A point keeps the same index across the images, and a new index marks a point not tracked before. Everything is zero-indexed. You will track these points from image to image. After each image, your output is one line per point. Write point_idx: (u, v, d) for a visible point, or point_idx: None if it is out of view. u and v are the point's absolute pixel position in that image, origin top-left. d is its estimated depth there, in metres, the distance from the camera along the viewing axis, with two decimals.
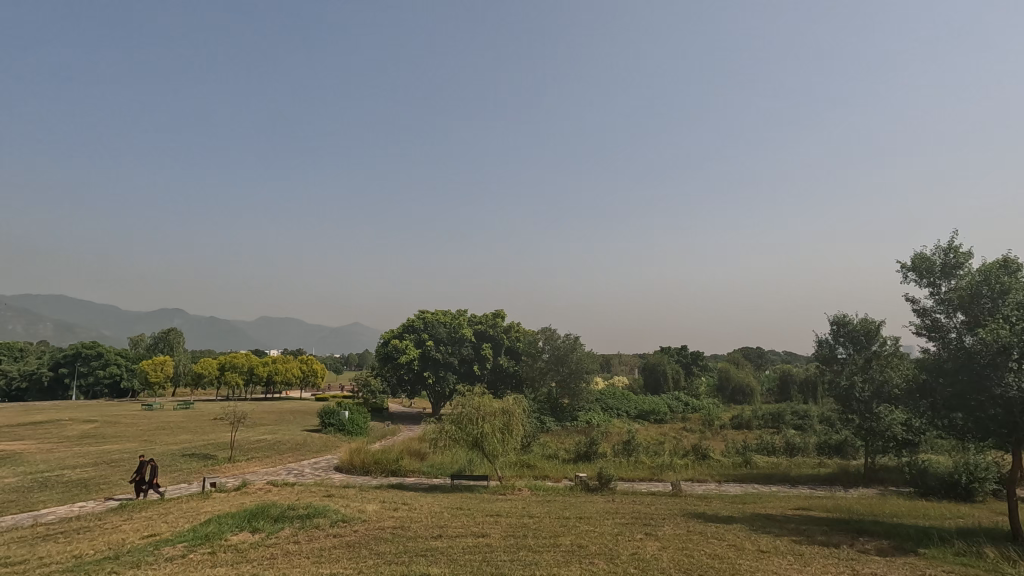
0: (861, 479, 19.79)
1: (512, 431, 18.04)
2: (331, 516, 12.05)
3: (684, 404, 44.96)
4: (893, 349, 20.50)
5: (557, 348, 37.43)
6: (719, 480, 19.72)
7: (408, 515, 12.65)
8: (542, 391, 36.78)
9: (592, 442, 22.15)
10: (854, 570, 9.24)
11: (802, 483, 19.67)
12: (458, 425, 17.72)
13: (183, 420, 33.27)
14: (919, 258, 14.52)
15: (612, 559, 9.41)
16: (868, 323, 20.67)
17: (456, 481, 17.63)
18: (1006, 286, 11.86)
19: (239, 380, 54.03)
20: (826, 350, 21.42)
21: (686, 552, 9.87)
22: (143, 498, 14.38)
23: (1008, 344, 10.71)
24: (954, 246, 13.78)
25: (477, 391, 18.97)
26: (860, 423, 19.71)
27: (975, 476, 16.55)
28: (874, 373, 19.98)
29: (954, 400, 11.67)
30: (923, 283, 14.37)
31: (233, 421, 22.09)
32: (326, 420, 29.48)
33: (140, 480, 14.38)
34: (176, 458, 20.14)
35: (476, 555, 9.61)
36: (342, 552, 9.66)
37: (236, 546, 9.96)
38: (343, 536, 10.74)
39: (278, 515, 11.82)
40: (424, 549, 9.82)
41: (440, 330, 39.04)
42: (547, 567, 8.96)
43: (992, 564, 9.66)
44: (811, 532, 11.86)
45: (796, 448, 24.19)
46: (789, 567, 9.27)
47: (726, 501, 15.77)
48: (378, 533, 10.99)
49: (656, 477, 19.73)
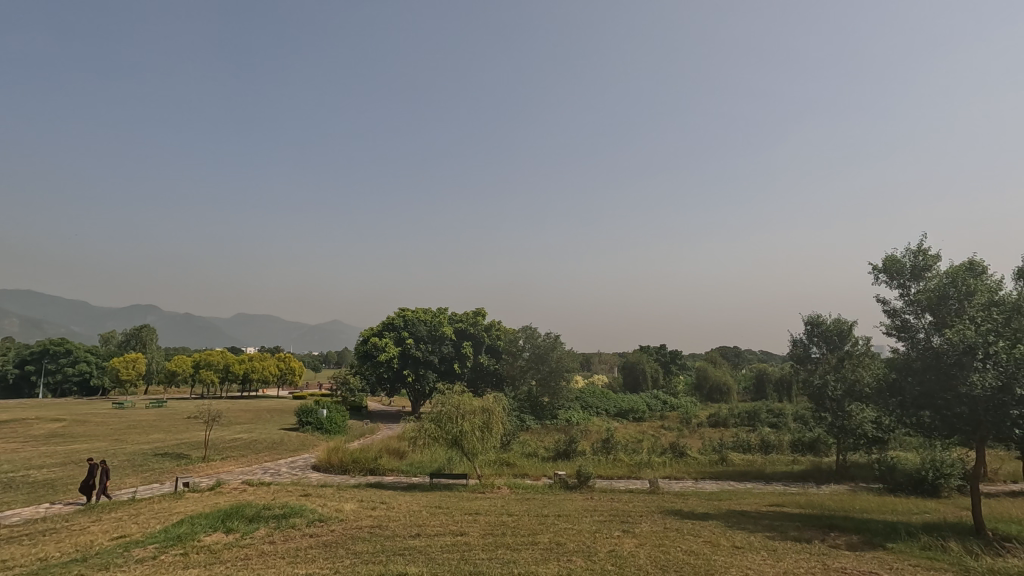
0: (833, 475, 20.25)
1: (491, 429, 18.02)
2: (307, 515, 11.89)
3: (663, 403, 45.47)
4: (865, 349, 20.99)
5: (538, 347, 37.51)
6: (695, 477, 19.98)
7: (386, 514, 12.52)
8: (522, 389, 36.93)
9: (572, 441, 22.28)
10: (825, 565, 9.42)
11: (776, 480, 20.05)
12: (437, 423, 17.67)
13: (155, 419, 32.50)
14: (889, 260, 14.92)
15: (590, 556, 9.48)
16: (841, 323, 21.15)
17: (435, 481, 17.51)
18: (972, 288, 12.24)
19: (214, 378, 53.04)
20: (800, 349, 21.82)
21: (662, 549, 10.00)
22: (95, 503, 13.57)
23: (974, 344, 11.03)
24: (922, 249, 14.22)
25: (457, 389, 18.89)
26: (832, 421, 20.16)
27: (941, 473, 17.06)
28: (846, 373, 20.43)
29: (921, 399, 11.99)
30: (893, 284, 14.76)
31: (208, 420, 21.60)
32: (303, 418, 29.10)
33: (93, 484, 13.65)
34: (147, 458, 19.65)
35: (454, 553, 9.58)
36: (319, 552, 9.55)
37: (210, 547, 9.78)
38: (319, 536, 10.61)
39: (253, 515, 11.64)
40: (401, 549, 9.73)
41: (421, 328, 38.81)
42: (525, 565, 8.97)
43: (955, 558, 9.97)
44: (784, 528, 12.09)
45: (771, 446, 24.68)
46: (762, 562, 9.44)
47: (702, 498, 16.03)
48: (354, 532, 10.86)
49: (635, 475, 19.92)
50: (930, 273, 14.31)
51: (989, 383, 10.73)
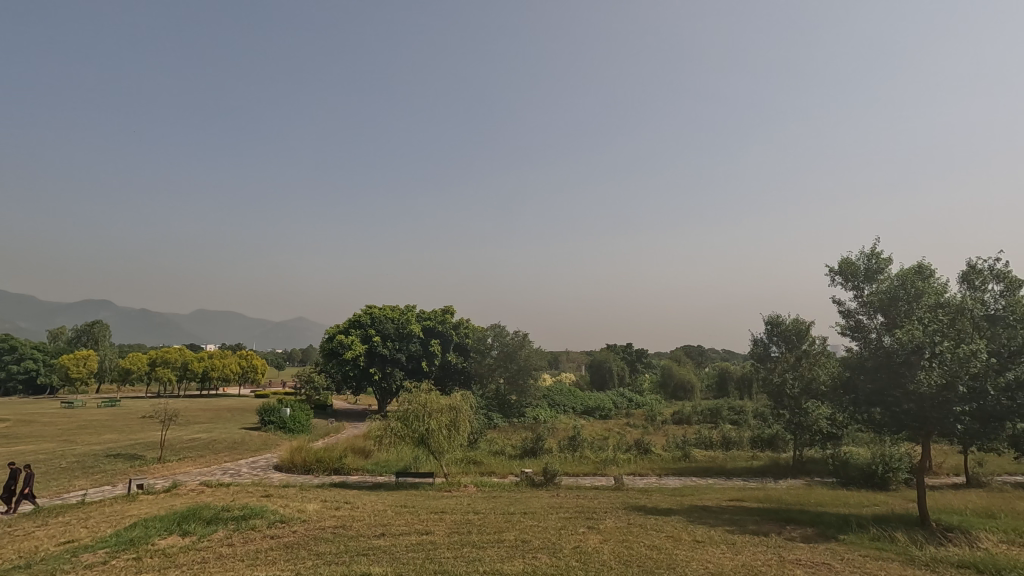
0: (790, 470, 20.93)
1: (458, 428, 17.94)
2: (269, 516, 11.64)
3: (629, 401, 46.21)
4: (822, 348, 21.72)
5: (506, 345, 37.47)
6: (659, 473, 20.38)
7: (350, 514, 12.35)
8: (490, 387, 36.94)
9: (539, 439, 22.41)
10: (781, 557, 9.71)
11: (736, 475, 20.62)
12: (404, 422, 17.49)
13: (107, 419, 31.18)
14: (845, 263, 15.52)
15: (556, 553, 9.56)
16: (799, 323, 21.85)
17: (402, 480, 17.32)
18: (920, 291, 12.78)
19: (171, 376, 51.24)
20: (761, 349, 22.49)
21: (626, 545, 10.15)
22: (15, 512, 12.55)
23: (921, 343, 11.52)
24: (875, 252, 14.86)
25: (425, 386, 18.77)
26: (790, 418, 20.87)
27: (890, 467, 17.87)
28: (803, 371, 21.12)
29: (873, 395, 12.51)
30: (848, 286, 15.34)
31: (164, 420, 20.89)
32: (266, 417, 28.40)
33: (9, 490, 12.60)
34: (98, 459, 18.87)
35: (419, 552, 9.52)
36: (279, 553, 9.35)
37: (165, 551, 9.45)
38: (281, 537, 10.39)
39: (211, 517, 11.32)
40: (366, 549, 9.62)
41: (388, 325, 38.36)
42: (491, 563, 8.98)
43: (902, 548, 10.44)
44: (743, 522, 12.43)
45: (732, 442, 25.38)
46: (722, 556, 9.69)
47: (666, 494, 16.36)
48: (317, 533, 10.68)
49: (600, 471, 20.21)
50: (882, 275, 14.93)
51: (934, 380, 11.27)
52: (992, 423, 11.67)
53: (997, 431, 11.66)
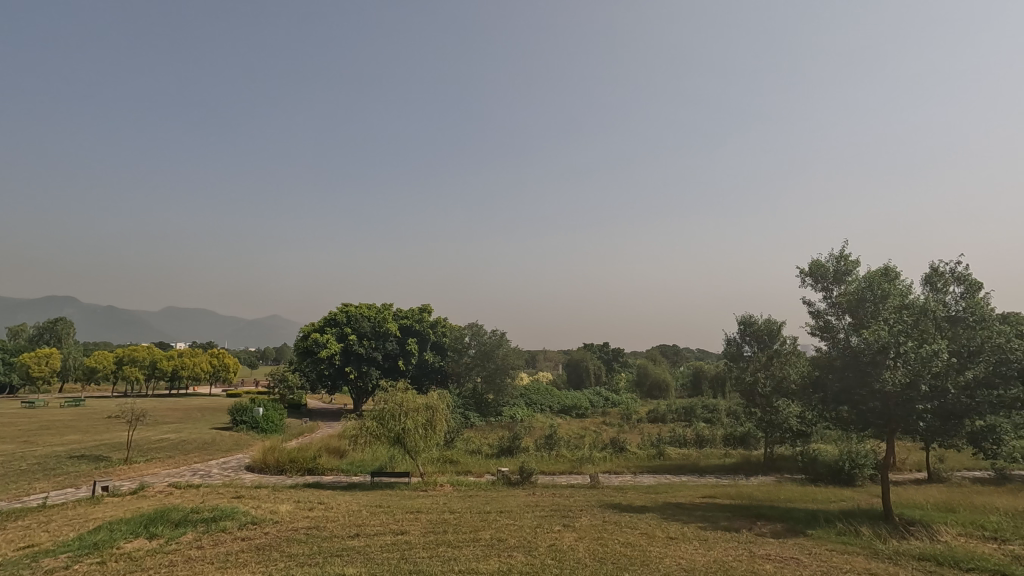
0: (761, 467, 21.38)
1: (435, 427, 17.86)
2: (240, 518, 11.42)
3: (605, 400, 46.62)
4: (792, 348, 22.23)
5: (483, 344, 37.30)
6: (634, 471, 20.62)
7: (324, 515, 12.22)
8: (467, 386, 36.84)
9: (515, 438, 22.45)
10: (752, 553, 9.92)
11: (709, 472, 20.98)
12: (380, 421, 17.33)
13: (70, 419, 30.18)
14: (815, 264, 15.89)
15: (531, 551, 9.58)
16: (771, 323, 22.32)
17: (377, 479, 17.16)
18: (886, 292, 13.16)
19: (139, 375, 49.80)
20: (733, 348, 22.93)
21: (601, 542, 10.24)
22: None
23: (886, 343, 11.89)
24: (844, 254, 15.25)
25: (401, 385, 18.62)
26: (761, 416, 21.34)
27: (856, 463, 18.40)
28: (775, 370, 21.59)
29: (841, 394, 12.89)
30: (818, 287, 15.72)
31: (130, 420, 20.31)
32: (237, 417, 27.83)
33: None
34: (61, 461, 18.29)
35: (394, 552, 9.46)
36: (250, 555, 9.19)
37: (131, 555, 9.21)
38: (252, 539, 10.20)
39: (179, 519, 11.06)
40: (340, 550, 9.52)
41: (364, 324, 38.04)
42: (466, 562, 8.96)
43: (867, 542, 10.77)
44: (715, 518, 12.66)
45: (705, 440, 25.82)
46: (694, 552, 9.85)
47: (641, 491, 16.58)
48: (290, 534, 10.51)
49: (576, 470, 20.34)
50: (851, 277, 15.32)
51: (899, 379, 11.64)
52: (952, 421, 12.07)
53: (957, 428, 12.06)
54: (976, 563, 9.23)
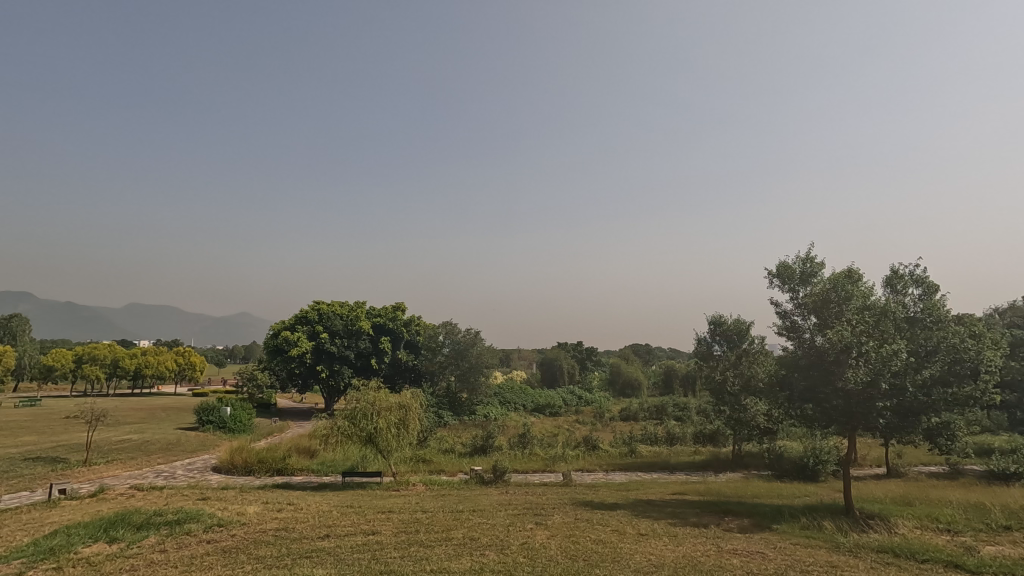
0: (729, 464, 21.86)
1: (408, 427, 17.74)
2: (205, 520, 11.14)
3: (578, 398, 47.00)
4: (760, 347, 22.72)
5: (458, 343, 36.68)
6: (606, 469, 20.83)
7: (293, 516, 12.01)
8: (441, 385, 36.54)
9: (489, 437, 22.43)
10: (719, 548, 10.13)
11: (679, 469, 21.36)
12: (351, 421, 17.12)
13: (24, 420, 28.96)
14: (782, 266, 16.27)
15: (503, 550, 9.60)
16: (740, 323, 22.80)
17: (347, 479, 16.93)
18: (850, 293, 13.57)
19: (100, 374, 48.11)
20: (704, 348, 23.34)
21: (573, 540, 10.31)
22: None
23: (849, 343, 12.28)
24: (810, 257, 15.68)
25: (373, 384, 18.41)
26: (730, 414, 21.76)
27: (820, 460, 18.97)
28: (744, 369, 22.08)
29: (806, 392, 13.28)
30: (785, 288, 16.11)
31: (91, 420, 19.62)
32: (204, 417, 27.10)
33: None
34: (15, 463, 17.55)
35: (365, 553, 9.37)
36: (216, 558, 8.97)
37: (89, 560, 8.90)
38: (218, 542, 9.97)
39: (141, 522, 10.74)
40: (310, 551, 9.39)
41: (336, 322, 37.58)
42: (438, 561, 8.92)
43: (829, 535, 11.10)
44: (684, 515, 12.89)
45: (676, 438, 26.28)
46: (664, 548, 10.01)
47: (612, 489, 16.78)
48: (257, 536, 10.30)
49: (549, 468, 20.45)
50: (816, 279, 15.75)
51: (860, 377, 12.06)
52: (909, 418, 12.52)
53: (914, 425, 12.52)
54: (931, 554, 9.62)
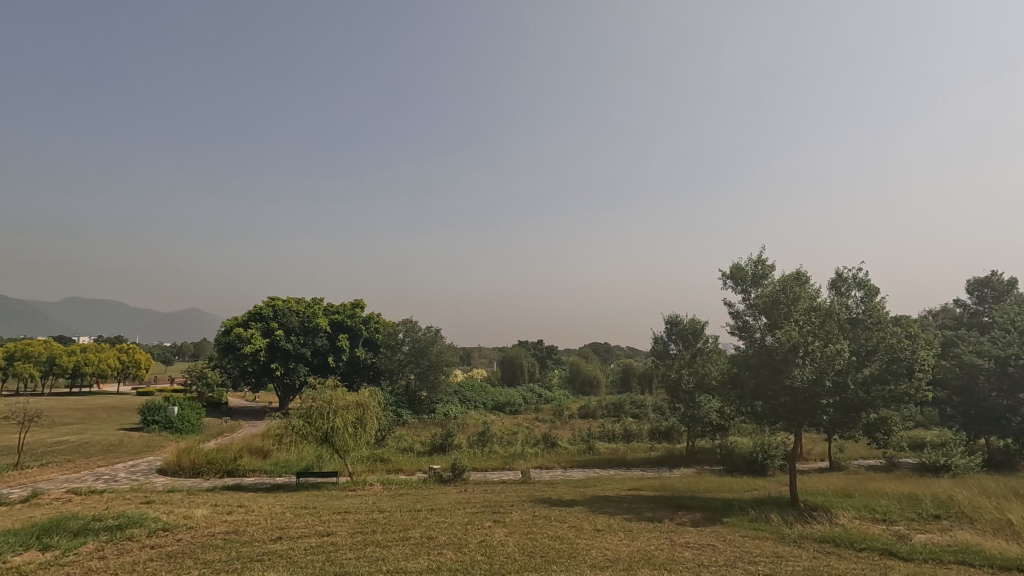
0: (683, 460, 22.48)
1: (365, 425, 17.46)
2: (149, 525, 10.67)
3: (538, 396, 47.30)
4: (714, 346, 23.37)
5: (418, 340, 36.01)
6: (564, 466, 21.09)
7: (244, 518, 11.65)
8: (400, 383, 35.94)
9: (448, 435, 22.32)
10: (672, 541, 10.41)
11: (635, 465, 21.81)
12: (307, 420, 16.73)
13: None
14: (736, 268, 16.79)
15: (461, 548, 9.58)
16: (695, 323, 23.42)
17: (302, 480, 16.54)
18: (798, 295, 14.12)
19: (34, 372, 45.33)
20: (660, 346, 23.89)
21: (530, 537, 10.39)
22: None
23: (797, 342, 12.84)
24: (761, 259, 16.28)
25: (330, 382, 18.02)
26: (685, 411, 22.40)
27: (768, 454, 19.74)
28: (698, 367, 22.73)
29: (756, 390, 13.82)
30: (737, 289, 16.64)
31: (23, 421, 18.46)
32: (148, 417, 25.87)
33: None
34: None
35: (319, 555, 9.17)
36: (161, 564, 8.62)
37: (19, 569, 8.38)
38: (163, 547, 9.58)
39: (79, 528, 10.19)
40: (262, 554, 9.14)
41: (292, 318, 36.63)
42: (394, 562, 8.82)
43: (776, 527, 11.56)
44: (640, 510, 13.18)
45: (632, 435, 26.85)
46: (619, 542, 10.22)
47: (570, 486, 16.99)
48: (205, 540, 9.95)
49: (508, 466, 20.52)
50: (767, 281, 16.33)
51: (806, 376, 12.68)
52: (851, 414, 13.19)
53: (855, 420, 13.20)
54: (868, 543, 10.14)
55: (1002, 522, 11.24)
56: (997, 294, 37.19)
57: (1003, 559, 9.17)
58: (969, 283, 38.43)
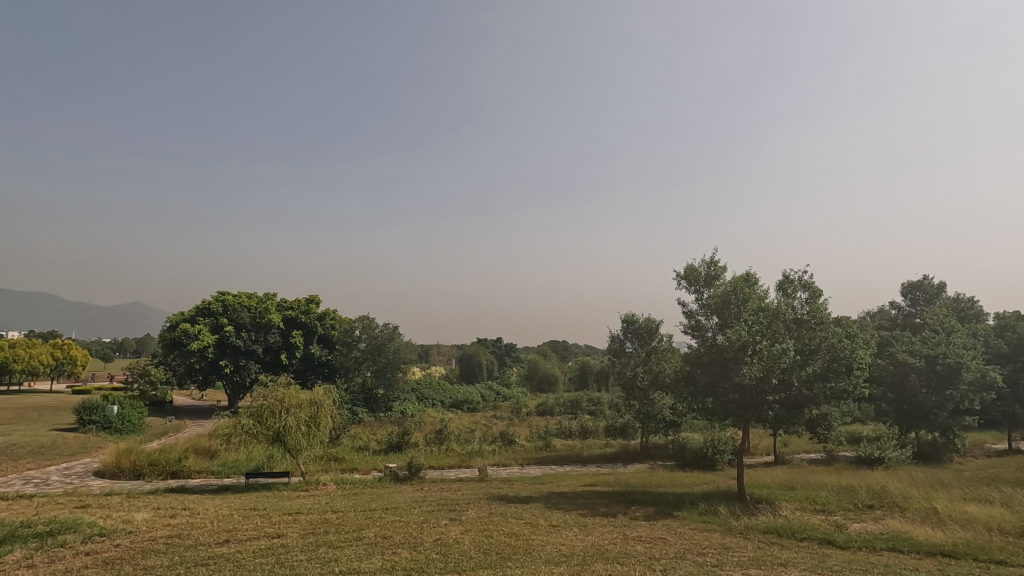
0: (637, 455, 23.01)
1: (319, 424, 17.07)
2: (84, 530, 10.12)
3: (496, 393, 47.45)
4: (668, 344, 23.92)
5: (375, 337, 35.36)
6: (521, 463, 21.20)
7: (189, 521, 11.20)
8: (356, 381, 35.26)
9: (405, 433, 22.10)
10: (626, 536, 10.62)
11: (590, 461, 22.18)
12: (257, 419, 16.19)
13: None
14: (690, 269, 17.22)
15: (416, 547, 9.50)
16: (650, 322, 23.95)
17: (252, 481, 16.03)
18: (747, 296, 14.63)
19: None
20: (617, 344, 24.31)
21: (486, 534, 10.40)
22: None
23: (746, 341, 13.33)
24: (713, 260, 16.79)
25: (282, 380, 17.50)
26: (639, 408, 22.99)
27: (717, 450, 20.47)
28: (652, 365, 23.24)
29: (707, 387, 14.29)
30: (691, 289, 17.07)
31: None
32: (85, 416, 24.48)
33: None
34: None
35: (268, 557, 8.91)
36: (96, 572, 8.19)
37: None
38: (99, 553, 9.09)
39: (4, 536, 9.55)
40: (207, 558, 8.80)
41: (243, 314, 35.40)
42: (347, 562, 8.66)
43: (723, 520, 11.99)
44: (595, 505, 13.41)
45: (588, 432, 27.31)
46: (574, 538, 10.36)
47: (527, 482, 17.12)
48: (147, 545, 9.50)
49: (465, 464, 20.52)
50: (718, 281, 16.87)
51: (754, 373, 13.22)
52: (795, 410, 13.82)
53: (798, 416, 13.84)
54: (808, 532, 10.66)
55: (928, 511, 12.02)
56: (928, 296, 39.62)
57: (928, 545, 9.82)
58: (903, 287, 40.82)
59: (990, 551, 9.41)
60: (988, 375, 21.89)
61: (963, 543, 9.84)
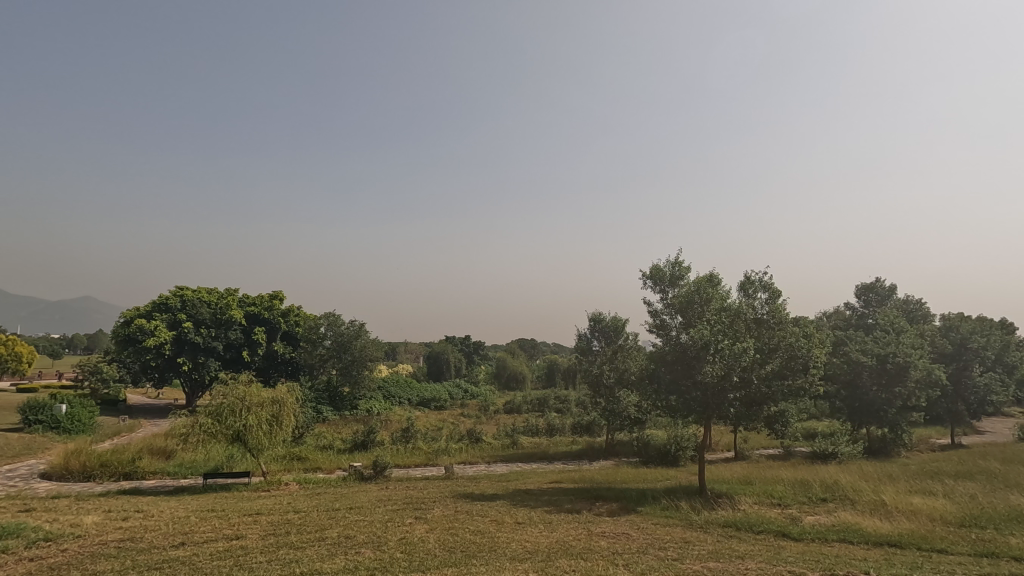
0: (602, 452, 23.32)
1: (282, 422, 16.73)
2: (28, 535, 9.65)
3: (464, 391, 47.27)
4: (634, 343, 24.25)
5: (341, 335, 34.68)
6: (487, 461, 21.24)
7: (143, 524, 10.81)
8: (321, 379, 34.82)
9: (370, 432, 21.86)
10: (590, 531, 10.78)
11: (556, 459, 22.36)
12: (216, 418, 15.72)
13: None
14: (656, 269, 17.47)
15: (379, 546, 9.40)
16: (617, 320, 24.23)
17: (210, 482, 15.58)
18: (710, 296, 14.95)
19: None
20: (584, 343, 24.54)
21: (452, 532, 10.38)
22: None
23: (708, 341, 13.67)
24: (678, 261, 17.11)
25: (242, 378, 17.03)
26: (605, 405, 23.28)
27: (680, 446, 20.95)
28: (618, 363, 23.59)
29: (670, 385, 14.63)
30: (656, 289, 17.32)
31: None
32: (31, 416, 23.30)
33: None
34: None
35: (226, 559, 8.69)
36: None
37: None
38: (44, 559, 8.70)
39: None
40: (163, 562, 8.54)
41: (203, 310, 34.35)
42: (309, 563, 8.51)
43: (685, 514, 12.26)
44: (560, 502, 13.53)
45: (555, 429, 27.54)
46: (539, 534, 10.45)
47: (493, 480, 17.18)
48: (96, 550, 9.15)
49: (432, 462, 20.46)
50: (683, 281, 17.22)
51: (716, 371, 13.57)
52: (754, 407, 14.29)
53: (757, 412, 14.29)
54: (765, 526, 11.01)
55: (876, 503, 12.58)
56: (880, 298, 41.34)
57: (876, 535, 10.27)
58: (858, 288, 42.47)
59: (931, 541, 9.93)
60: (933, 373, 23.01)
61: (907, 533, 10.35)
